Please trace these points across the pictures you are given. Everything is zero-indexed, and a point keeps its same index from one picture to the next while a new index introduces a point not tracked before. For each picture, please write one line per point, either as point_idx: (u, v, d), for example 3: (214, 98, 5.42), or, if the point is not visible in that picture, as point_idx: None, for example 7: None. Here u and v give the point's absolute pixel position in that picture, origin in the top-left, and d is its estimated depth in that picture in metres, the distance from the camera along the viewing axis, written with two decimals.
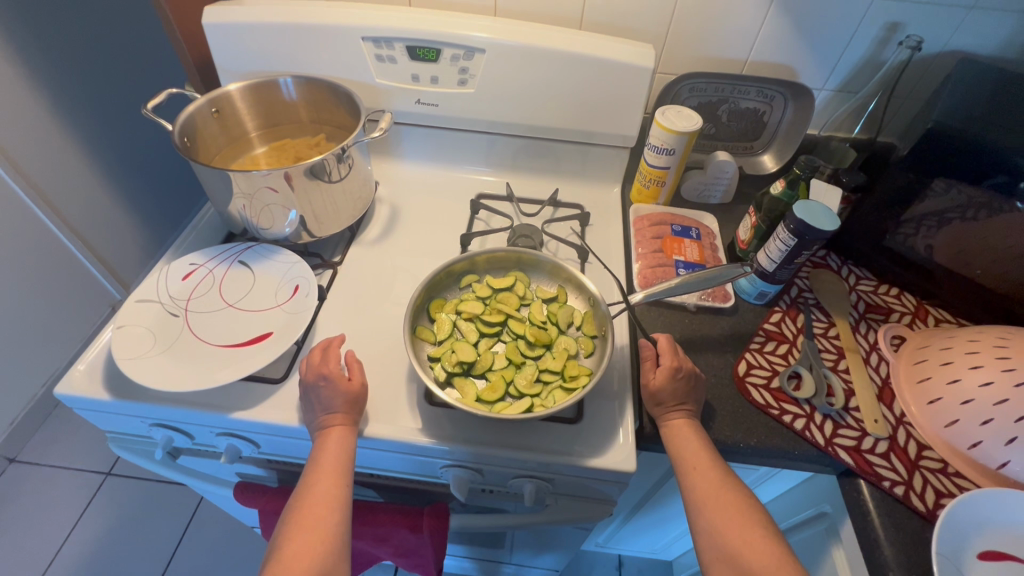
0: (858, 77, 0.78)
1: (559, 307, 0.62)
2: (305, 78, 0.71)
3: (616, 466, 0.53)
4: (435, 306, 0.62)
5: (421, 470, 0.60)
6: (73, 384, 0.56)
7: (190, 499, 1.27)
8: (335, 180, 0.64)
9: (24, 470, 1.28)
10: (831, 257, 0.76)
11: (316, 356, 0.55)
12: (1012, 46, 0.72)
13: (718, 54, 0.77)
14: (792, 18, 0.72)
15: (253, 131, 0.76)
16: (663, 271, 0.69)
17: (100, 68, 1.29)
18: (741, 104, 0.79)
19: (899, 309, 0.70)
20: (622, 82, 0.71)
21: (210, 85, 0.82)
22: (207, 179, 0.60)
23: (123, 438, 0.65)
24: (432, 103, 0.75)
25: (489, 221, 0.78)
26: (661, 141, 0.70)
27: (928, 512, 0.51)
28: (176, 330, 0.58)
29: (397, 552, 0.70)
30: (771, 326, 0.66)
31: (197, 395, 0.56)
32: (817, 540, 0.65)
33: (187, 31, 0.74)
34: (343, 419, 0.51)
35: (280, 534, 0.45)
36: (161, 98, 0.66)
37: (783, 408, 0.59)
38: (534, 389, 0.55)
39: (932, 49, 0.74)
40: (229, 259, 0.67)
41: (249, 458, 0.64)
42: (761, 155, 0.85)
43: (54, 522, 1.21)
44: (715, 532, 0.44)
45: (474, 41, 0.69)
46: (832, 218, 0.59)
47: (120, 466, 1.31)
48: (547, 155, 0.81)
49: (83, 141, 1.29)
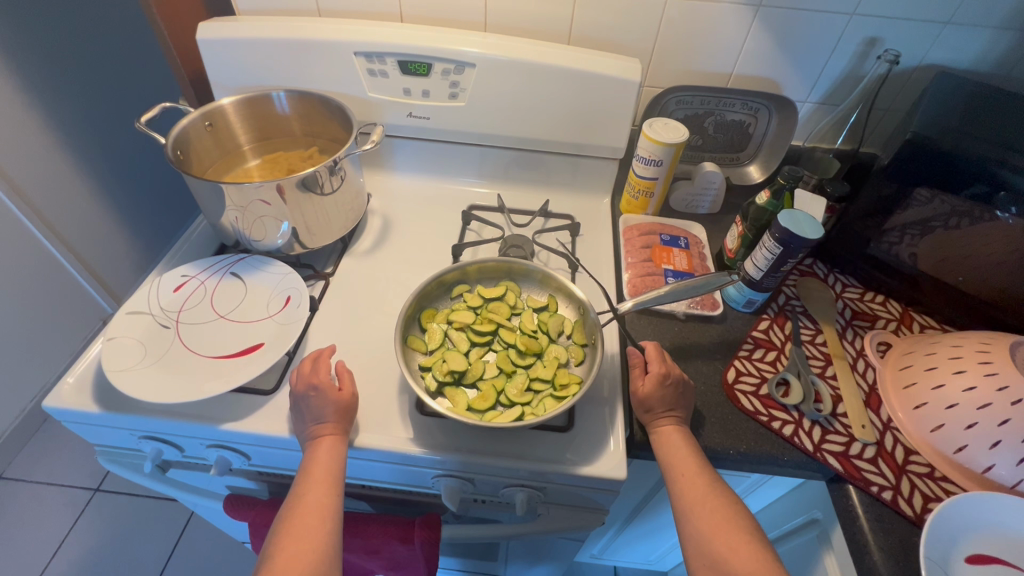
0: (840, 90, 0.80)
1: (549, 315, 0.63)
2: (298, 92, 0.72)
3: (607, 474, 0.53)
4: (426, 316, 0.62)
5: (413, 481, 0.60)
6: (62, 397, 0.56)
7: (181, 514, 1.25)
8: (327, 192, 0.65)
9: (11, 486, 1.26)
10: (817, 265, 0.77)
11: (307, 366, 0.55)
12: (987, 59, 0.74)
13: (703, 69, 0.79)
14: (774, 34, 0.74)
15: (246, 145, 0.77)
16: (652, 280, 0.70)
17: (94, 83, 1.30)
18: (727, 116, 0.81)
19: (885, 315, 0.71)
20: (611, 95, 0.72)
21: (203, 98, 0.83)
22: (200, 192, 0.60)
23: (112, 451, 0.64)
24: (424, 116, 0.77)
25: (480, 232, 0.79)
26: (649, 153, 0.71)
27: (916, 517, 0.52)
28: (167, 341, 0.58)
29: (389, 564, 0.69)
30: (759, 334, 0.67)
31: (188, 407, 0.56)
32: (809, 546, 0.65)
33: (180, 46, 0.75)
34: (333, 429, 0.51)
35: (270, 545, 0.45)
36: (154, 113, 0.67)
37: (772, 414, 0.59)
38: (524, 397, 0.56)
39: (910, 63, 0.76)
40: (221, 270, 0.67)
41: (239, 470, 0.64)
42: (748, 165, 0.86)
43: (41, 540, 1.18)
44: (705, 538, 0.44)
45: (464, 55, 0.70)
46: (816, 227, 0.60)
47: (109, 481, 1.29)
48: (537, 166, 0.82)
49: (76, 155, 1.30)
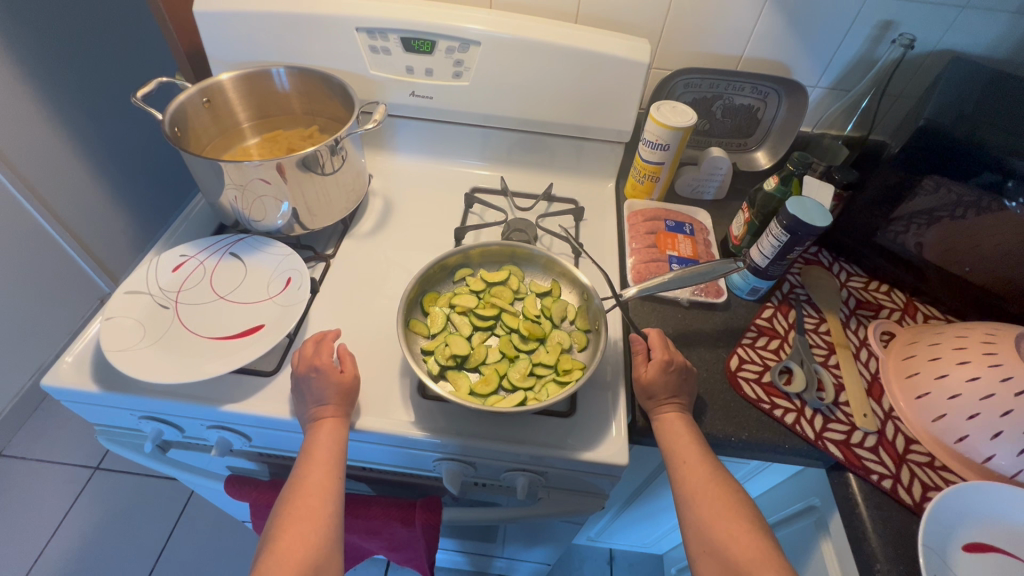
0: (852, 74, 0.79)
1: (553, 301, 0.62)
2: (298, 69, 0.71)
3: (609, 460, 0.53)
4: (429, 300, 0.62)
5: (413, 463, 0.60)
6: (60, 376, 0.56)
7: (181, 494, 1.26)
8: (328, 172, 0.64)
9: (11, 463, 1.26)
10: (823, 253, 0.77)
11: (309, 349, 0.55)
12: (1002, 46, 0.73)
13: (712, 51, 0.77)
14: (787, 15, 0.72)
15: (244, 123, 0.75)
16: (656, 267, 0.70)
17: (89, 56, 1.27)
18: (736, 101, 0.80)
19: (889, 305, 0.70)
20: (618, 76, 0.71)
21: (201, 74, 0.81)
22: (197, 170, 0.59)
23: (112, 431, 0.64)
24: (427, 95, 0.75)
25: (483, 215, 0.77)
26: (656, 137, 0.70)
27: (915, 505, 0.52)
28: (166, 322, 0.57)
29: (389, 545, 0.70)
30: (763, 322, 0.67)
31: (188, 387, 0.56)
32: (807, 532, 0.65)
33: (177, 19, 0.73)
34: (334, 411, 0.51)
35: (272, 527, 0.45)
36: (149, 88, 0.64)
37: (774, 402, 0.59)
38: (527, 382, 0.55)
39: (924, 47, 0.74)
40: (220, 250, 0.66)
41: (241, 451, 0.64)
42: (756, 151, 0.85)
43: (42, 516, 1.19)
44: (705, 524, 0.45)
45: (469, 33, 0.68)
46: (824, 215, 0.59)
47: (109, 460, 1.29)
48: (540, 149, 0.81)
49: (72, 132, 1.27)
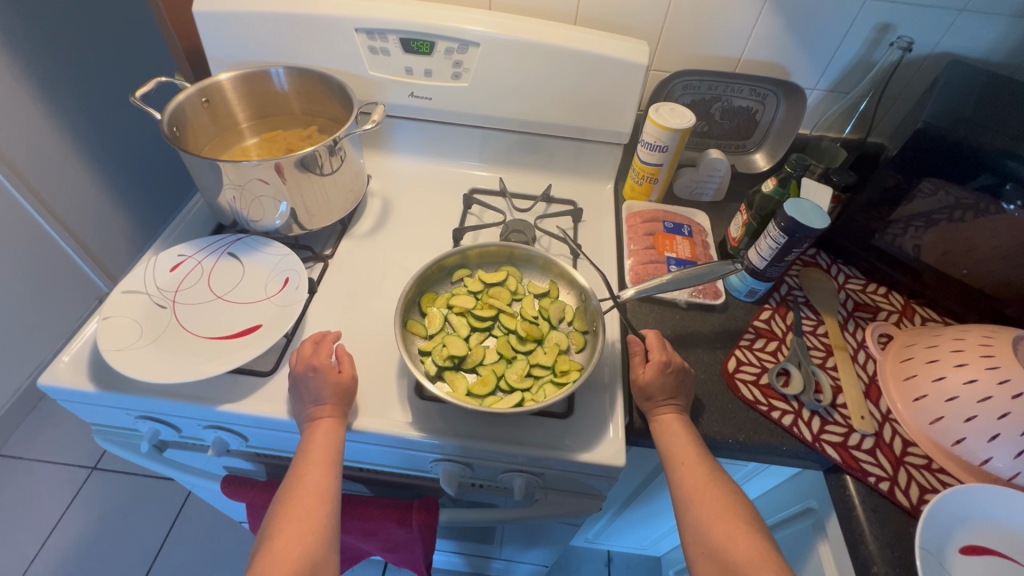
0: (851, 76, 0.79)
1: (550, 302, 0.62)
2: (297, 70, 0.71)
3: (606, 462, 0.53)
4: (426, 301, 0.62)
5: (410, 464, 0.60)
6: (57, 375, 0.55)
7: (179, 494, 1.26)
8: (327, 172, 0.64)
9: (8, 463, 1.26)
10: (821, 255, 0.77)
11: (308, 348, 0.55)
12: (1000, 49, 0.73)
13: (712, 52, 0.77)
14: (785, 17, 0.72)
15: (243, 122, 0.75)
16: (655, 268, 0.70)
17: (87, 55, 1.27)
18: (734, 102, 0.80)
19: (887, 307, 0.71)
20: (616, 77, 0.71)
21: (201, 74, 0.81)
22: (195, 169, 0.59)
23: (109, 431, 0.64)
24: (426, 96, 0.75)
25: (482, 216, 0.78)
26: (655, 138, 0.70)
27: (912, 508, 0.52)
28: (163, 322, 0.57)
29: (387, 546, 0.70)
30: (761, 324, 0.67)
31: (185, 387, 0.56)
32: (804, 534, 0.65)
33: (176, 19, 0.73)
34: (332, 411, 0.51)
35: (269, 526, 0.45)
36: (148, 87, 0.64)
37: (771, 404, 0.59)
38: (524, 383, 0.55)
39: (923, 50, 0.74)
40: (218, 250, 0.66)
41: (238, 451, 0.64)
42: (754, 153, 0.85)
43: (39, 516, 1.19)
44: (702, 526, 0.45)
45: (468, 34, 0.68)
46: (822, 217, 0.59)
47: (107, 460, 1.29)
48: (539, 150, 0.81)
49: (71, 132, 1.27)
